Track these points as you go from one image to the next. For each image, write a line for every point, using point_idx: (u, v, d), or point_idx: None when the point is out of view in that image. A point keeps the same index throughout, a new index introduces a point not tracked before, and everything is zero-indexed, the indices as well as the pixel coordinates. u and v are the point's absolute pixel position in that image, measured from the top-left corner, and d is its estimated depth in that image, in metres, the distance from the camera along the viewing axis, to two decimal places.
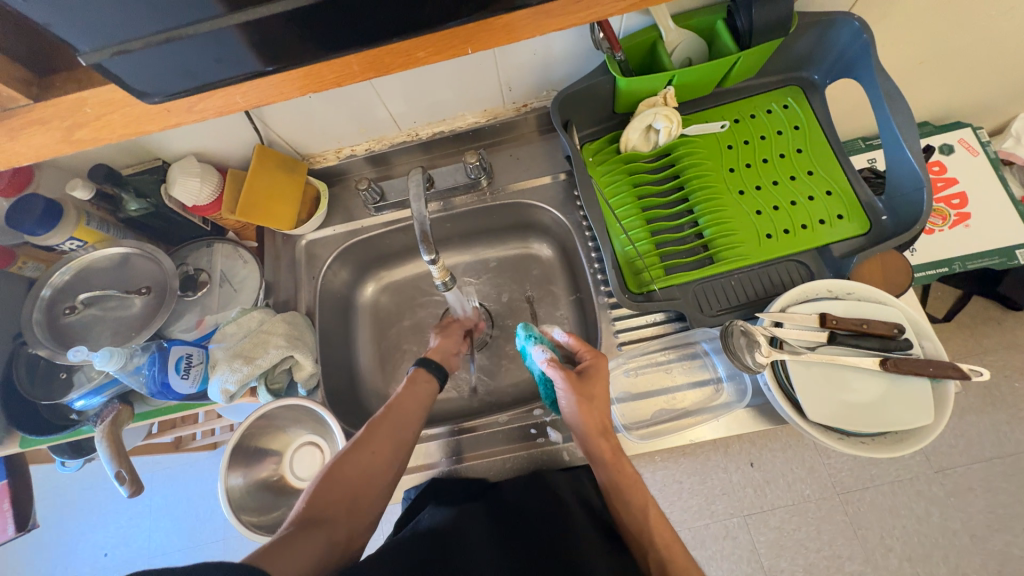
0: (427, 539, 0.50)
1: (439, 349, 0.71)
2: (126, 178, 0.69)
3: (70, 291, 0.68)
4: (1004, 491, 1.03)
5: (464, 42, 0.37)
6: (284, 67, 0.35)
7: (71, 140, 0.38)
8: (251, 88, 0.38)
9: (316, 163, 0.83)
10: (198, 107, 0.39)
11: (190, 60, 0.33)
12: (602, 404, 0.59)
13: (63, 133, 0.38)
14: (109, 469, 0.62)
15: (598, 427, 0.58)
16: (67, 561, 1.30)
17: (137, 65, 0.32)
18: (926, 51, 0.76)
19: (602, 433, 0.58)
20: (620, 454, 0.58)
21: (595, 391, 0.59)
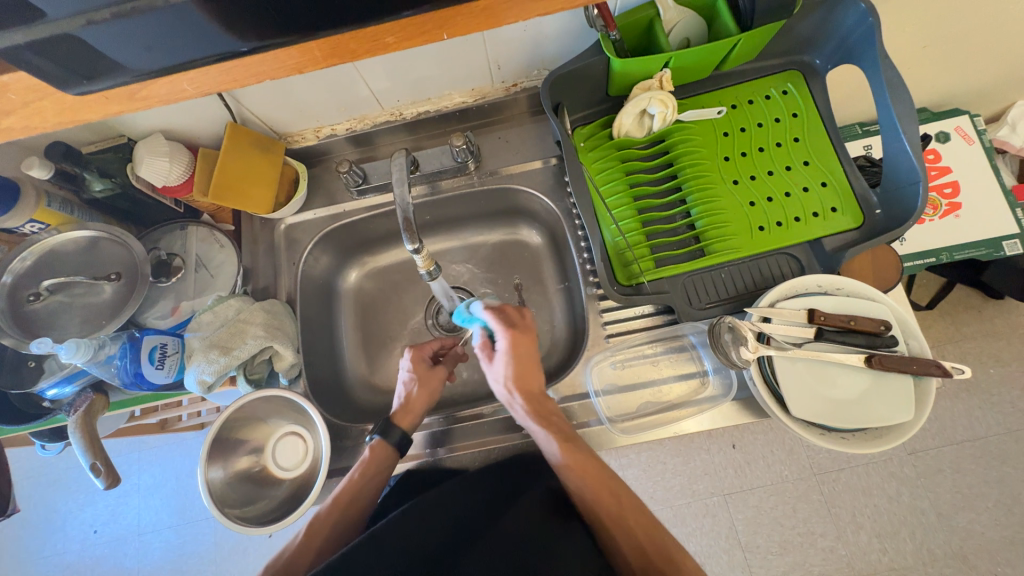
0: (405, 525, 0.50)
1: (410, 413, 0.64)
2: (87, 157, 0.64)
3: (33, 276, 0.64)
4: (972, 473, 1.07)
5: (438, 28, 0.33)
6: (247, 52, 0.32)
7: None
8: (198, 75, 0.33)
9: (294, 142, 0.79)
10: (141, 94, 0.34)
11: (125, 47, 0.29)
12: (526, 374, 0.59)
13: None
14: (84, 461, 0.61)
15: (529, 398, 0.59)
16: (55, 538, 1.30)
17: (50, 54, 0.28)
18: (931, 34, 0.73)
19: (535, 403, 0.59)
20: (552, 418, 0.59)
21: (520, 365, 0.59)
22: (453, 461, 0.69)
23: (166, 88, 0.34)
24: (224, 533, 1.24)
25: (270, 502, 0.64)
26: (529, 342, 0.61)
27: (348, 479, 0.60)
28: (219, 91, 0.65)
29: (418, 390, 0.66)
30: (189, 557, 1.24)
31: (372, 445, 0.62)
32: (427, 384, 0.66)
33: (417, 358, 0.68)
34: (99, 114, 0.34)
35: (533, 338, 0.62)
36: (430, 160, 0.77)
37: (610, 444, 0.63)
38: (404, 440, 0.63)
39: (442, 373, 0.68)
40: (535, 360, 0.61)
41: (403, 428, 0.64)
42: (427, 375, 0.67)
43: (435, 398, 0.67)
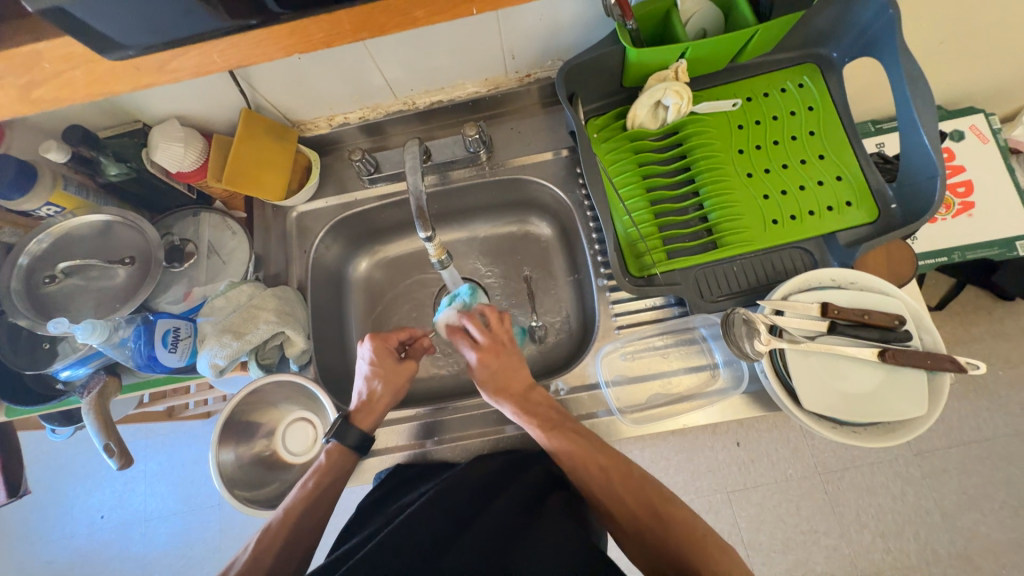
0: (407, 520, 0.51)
1: (369, 412, 0.62)
2: (104, 141, 0.65)
3: (49, 259, 0.65)
4: (978, 474, 1.07)
5: (468, 1, 0.34)
6: (272, 21, 0.32)
7: (28, 99, 0.34)
8: (230, 46, 0.34)
9: (307, 130, 0.79)
10: (172, 64, 0.35)
11: (161, 11, 0.29)
12: (504, 377, 0.62)
13: (19, 91, 0.33)
14: (98, 442, 0.61)
15: (511, 396, 0.61)
16: (63, 522, 1.31)
17: (90, 16, 0.28)
18: (949, 29, 0.72)
19: (520, 398, 0.61)
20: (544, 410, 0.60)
21: (493, 371, 0.62)
22: (451, 452, 0.68)
23: (195, 59, 0.35)
24: (228, 521, 1.25)
25: (280, 486, 0.65)
26: (502, 351, 0.63)
27: (301, 488, 0.57)
28: (235, 77, 0.65)
29: (382, 387, 0.62)
30: (195, 544, 1.25)
31: (328, 449, 0.60)
32: (392, 381, 0.63)
33: (381, 350, 0.64)
34: (130, 86, 0.36)
35: (505, 347, 0.64)
36: (442, 150, 0.77)
37: (620, 434, 0.63)
38: (365, 443, 0.60)
39: (409, 368, 0.64)
40: (514, 362, 0.63)
41: (362, 428, 0.61)
42: (392, 370, 0.63)
43: (400, 394, 0.63)
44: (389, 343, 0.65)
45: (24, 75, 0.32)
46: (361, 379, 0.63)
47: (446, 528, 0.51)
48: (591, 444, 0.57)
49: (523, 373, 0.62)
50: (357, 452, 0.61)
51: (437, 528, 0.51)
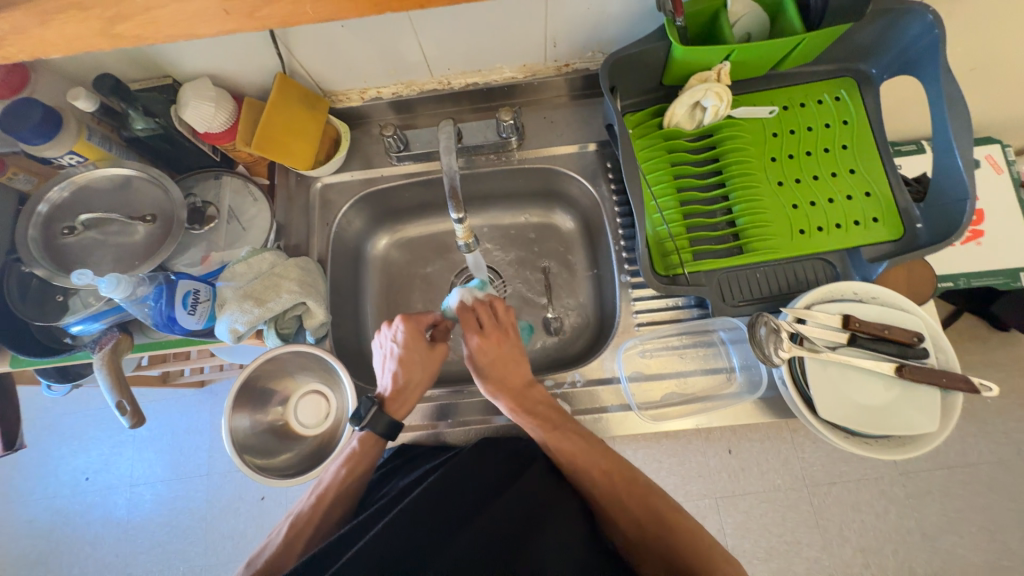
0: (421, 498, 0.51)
1: (404, 395, 0.62)
2: (134, 94, 0.63)
3: (68, 210, 0.64)
4: (960, 497, 1.09)
5: None
6: None
7: (110, 33, 0.34)
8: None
9: (338, 102, 0.78)
10: (260, 13, 0.35)
11: None
12: (502, 368, 0.61)
13: (102, 25, 0.33)
14: (109, 399, 0.61)
15: (509, 390, 0.60)
16: (46, 481, 1.30)
17: None
18: (984, 55, 0.73)
19: (517, 394, 0.60)
20: (545, 404, 0.60)
21: (490, 361, 0.61)
22: (460, 433, 0.68)
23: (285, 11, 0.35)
24: (216, 491, 1.24)
25: (290, 456, 0.65)
26: (503, 340, 0.62)
27: (333, 474, 0.58)
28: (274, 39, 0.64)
29: (419, 373, 0.62)
30: (180, 513, 1.24)
31: (360, 437, 0.60)
32: (428, 366, 0.63)
33: (414, 333, 0.63)
34: (212, 31, 0.36)
35: (509, 334, 0.63)
36: (474, 134, 0.77)
37: (633, 430, 0.64)
38: (394, 429, 0.59)
39: (442, 352, 0.64)
40: (514, 354, 0.62)
41: (395, 416, 0.61)
42: (427, 354, 0.63)
43: (435, 378, 0.64)
44: (420, 326, 0.64)
45: (112, 8, 0.32)
46: (393, 364, 0.62)
47: (458, 510, 0.51)
48: (591, 445, 0.57)
49: (522, 367, 0.62)
50: (386, 437, 0.60)
51: (450, 507, 0.50)
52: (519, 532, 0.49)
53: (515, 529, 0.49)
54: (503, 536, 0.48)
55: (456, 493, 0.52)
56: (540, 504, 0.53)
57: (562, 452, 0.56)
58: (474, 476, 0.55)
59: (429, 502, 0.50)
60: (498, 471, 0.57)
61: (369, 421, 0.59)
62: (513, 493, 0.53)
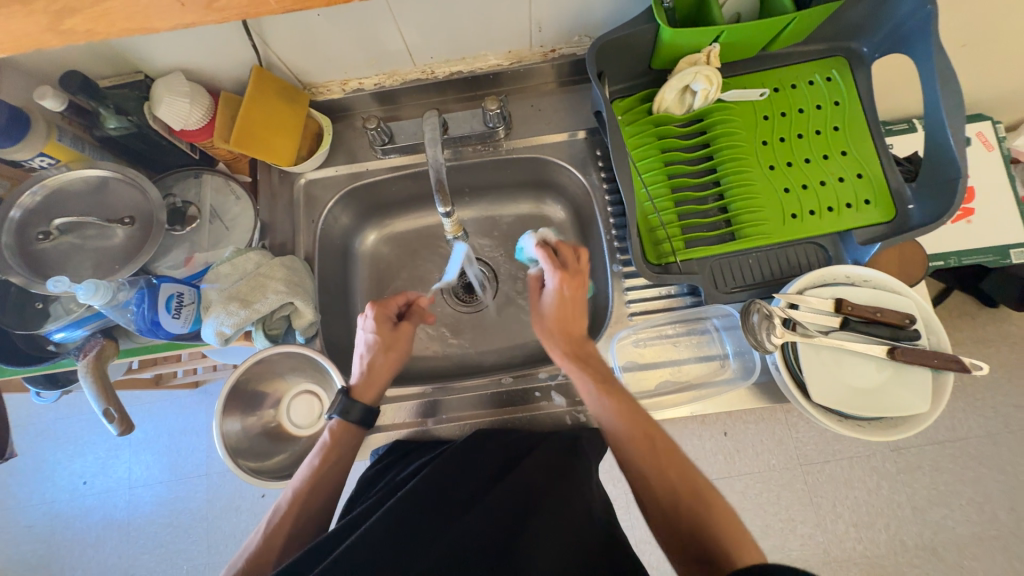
0: (415, 495, 0.51)
1: (371, 379, 0.62)
2: (104, 91, 0.61)
3: (42, 214, 0.61)
4: (949, 471, 1.11)
5: None
6: None
7: (58, 30, 0.31)
8: None
9: (318, 95, 0.75)
10: (219, 3, 0.32)
11: None
12: (568, 315, 0.63)
13: (48, 20, 0.31)
14: (96, 406, 0.60)
15: (568, 338, 0.62)
16: (43, 487, 1.29)
17: None
18: (973, 31, 0.72)
19: (573, 343, 0.62)
20: (599, 367, 0.60)
21: (564, 299, 0.62)
22: (454, 428, 0.68)
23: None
24: (216, 490, 1.24)
25: (285, 458, 0.65)
26: (576, 282, 0.63)
27: (308, 466, 0.57)
28: (247, 31, 0.62)
29: (387, 353, 0.62)
30: (180, 513, 1.24)
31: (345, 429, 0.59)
32: (396, 346, 0.63)
33: (380, 315, 0.64)
34: (169, 24, 0.33)
35: (583, 277, 0.64)
36: (460, 124, 0.75)
37: None
38: (366, 414, 0.60)
39: (411, 333, 0.65)
40: (577, 302, 0.63)
41: (365, 400, 0.61)
42: (397, 332, 0.64)
43: (405, 359, 0.64)
44: (388, 309, 0.65)
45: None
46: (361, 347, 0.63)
47: (450, 506, 0.51)
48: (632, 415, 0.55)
49: (582, 322, 0.63)
50: (364, 425, 0.61)
51: (443, 503, 0.51)
52: (513, 522, 0.49)
53: (510, 520, 0.49)
54: (496, 528, 0.48)
55: (449, 491, 0.52)
56: (534, 492, 0.53)
57: (607, 413, 0.55)
58: (468, 473, 0.55)
59: (421, 502, 0.50)
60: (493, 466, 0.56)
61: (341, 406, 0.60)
62: (507, 488, 0.53)
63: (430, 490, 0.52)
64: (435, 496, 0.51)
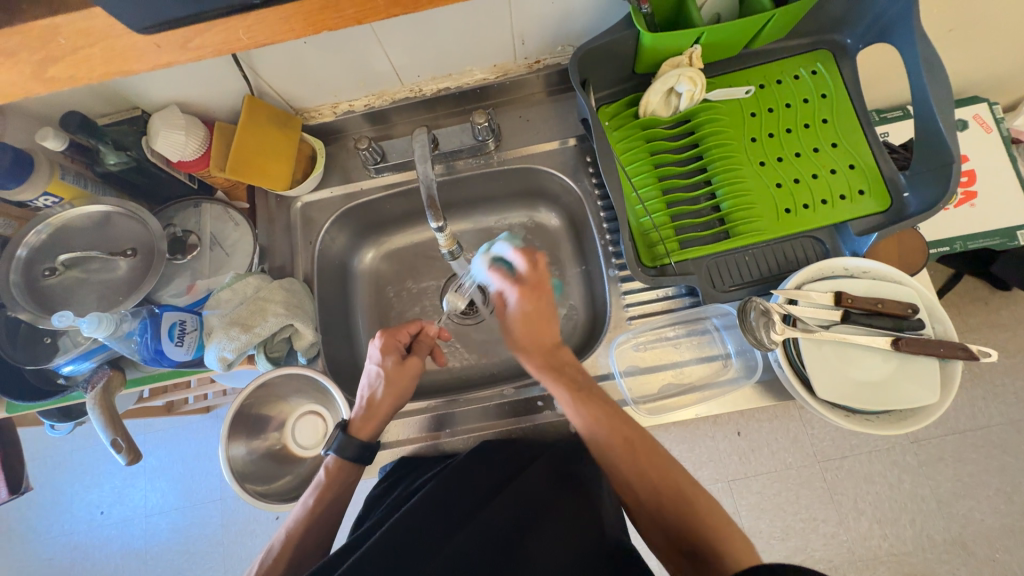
0: (421, 507, 0.50)
1: (367, 415, 0.61)
2: (102, 129, 0.63)
3: (48, 251, 0.63)
4: (973, 461, 1.08)
5: None
6: None
7: (43, 78, 0.33)
8: (257, 21, 0.34)
9: (311, 119, 0.77)
10: (194, 43, 0.34)
11: None
12: (536, 325, 0.60)
13: (33, 69, 0.32)
14: (104, 437, 0.60)
15: (538, 349, 0.60)
16: (62, 519, 1.30)
17: None
18: (957, 16, 0.72)
19: (545, 353, 0.60)
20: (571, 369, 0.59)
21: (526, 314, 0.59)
22: (459, 441, 0.67)
23: (220, 37, 0.34)
24: (230, 515, 1.24)
25: (292, 479, 0.66)
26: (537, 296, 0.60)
27: (302, 507, 0.57)
28: (238, 62, 0.64)
29: (385, 390, 0.61)
30: (196, 539, 1.24)
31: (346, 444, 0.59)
32: (395, 383, 0.61)
33: (387, 346, 0.63)
34: (150, 63, 0.34)
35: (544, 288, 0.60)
36: (450, 139, 0.76)
37: (634, 425, 0.63)
38: (366, 453, 0.60)
39: (415, 367, 0.63)
40: (545, 312, 0.60)
41: (360, 437, 0.60)
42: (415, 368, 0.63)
43: (406, 395, 0.62)
44: (396, 339, 0.64)
45: (38, 50, 0.31)
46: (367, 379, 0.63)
47: (456, 517, 0.50)
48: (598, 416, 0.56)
49: (554, 327, 0.60)
50: (361, 463, 0.60)
51: (447, 514, 0.50)
52: (515, 529, 0.49)
53: (512, 529, 0.49)
54: (498, 538, 0.48)
55: (453, 502, 0.52)
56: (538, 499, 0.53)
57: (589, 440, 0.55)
58: (473, 483, 0.55)
59: (426, 514, 0.50)
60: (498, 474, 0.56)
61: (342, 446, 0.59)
62: (509, 497, 0.52)
63: (434, 502, 0.51)
64: (440, 508, 0.51)
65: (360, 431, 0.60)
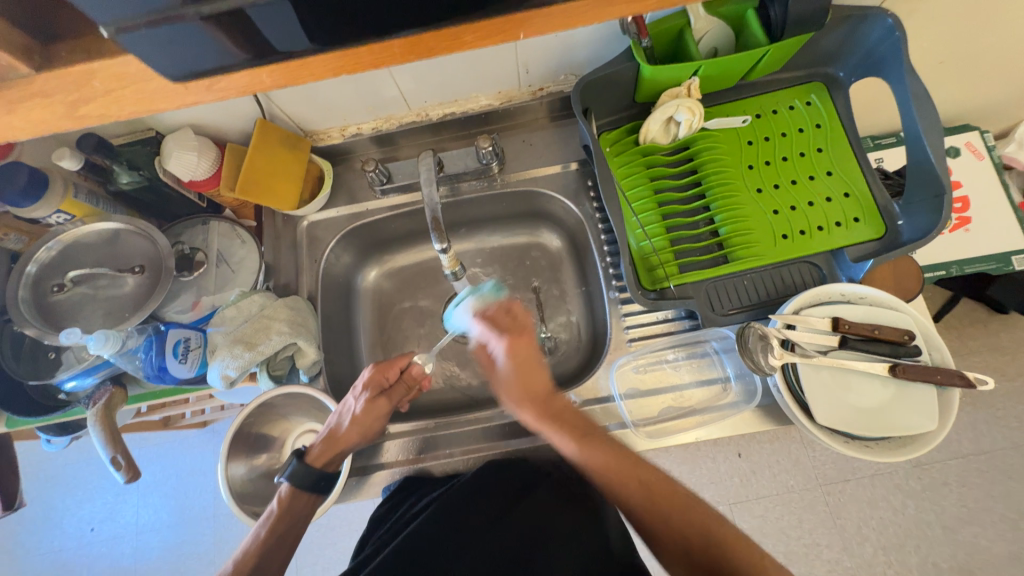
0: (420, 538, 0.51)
1: (327, 440, 0.61)
2: (118, 149, 0.65)
3: (58, 267, 0.64)
4: (977, 486, 1.07)
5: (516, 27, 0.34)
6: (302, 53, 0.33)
7: (74, 116, 0.33)
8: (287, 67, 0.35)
9: (320, 140, 0.79)
10: (219, 85, 0.34)
11: (197, 38, 0.30)
12: (527, 373, 0.58)
13: (65, 109, 0.33)
14: (104, 454, 0.61)
15: (533, 400, 0.57)
16: (52, 534, 1.28)
17: (155, 45, 0.29)
18: (945, 51, 0.74)
19: (540, 402, 0.57)
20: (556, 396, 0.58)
21: (518, 365, 0.59)
22: (458, 462, 0.66)
23: (246, 80, 0.35)
24: (225, 532, 1.23)
25: None
26: (524, 341, 0.60)
27: (254, 536, 0.55)
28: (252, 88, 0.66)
29: (353, 428, 0.62)
30: (188, 558, 1.22)
31: (313, 459, 0.60)
32: (363, 425, 0.62)
33: (373, 382, 0.64)
34: (176, 103, 0.35)
35: (529, 334, 0.61)
36: (455, 162, 0.77)
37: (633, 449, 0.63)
38: (321, 482, 0.59)
39: (384, 409, 0.63)
40: (532, 357, 0.59)
41: (314, 464, 0.60)
42: (383, 409, 0.64)
43: (370, 439, 0.63)
44: (384, 374, 0.66)
45: (73, 92, 0.32)
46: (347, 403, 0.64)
47: (456, 541, 0.50)
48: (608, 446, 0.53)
49: (543, 375, 0.58)
50: (320, 494, 0.60)
51: (449, 541, 0.51)
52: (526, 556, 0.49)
53: (520, 551, 0.49)
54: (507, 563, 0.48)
55: (456, 526, 0.52)
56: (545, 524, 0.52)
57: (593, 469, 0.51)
58: (481, 501, 0.55)
59: (428, 541, 0.50)
60: (504, 493, 0.56)
61: (296, 475, 0.59)
62: (517, 521, 0.52)
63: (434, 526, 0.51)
64: (439, 531, 0.51)
65: (314, 455, 0.61)
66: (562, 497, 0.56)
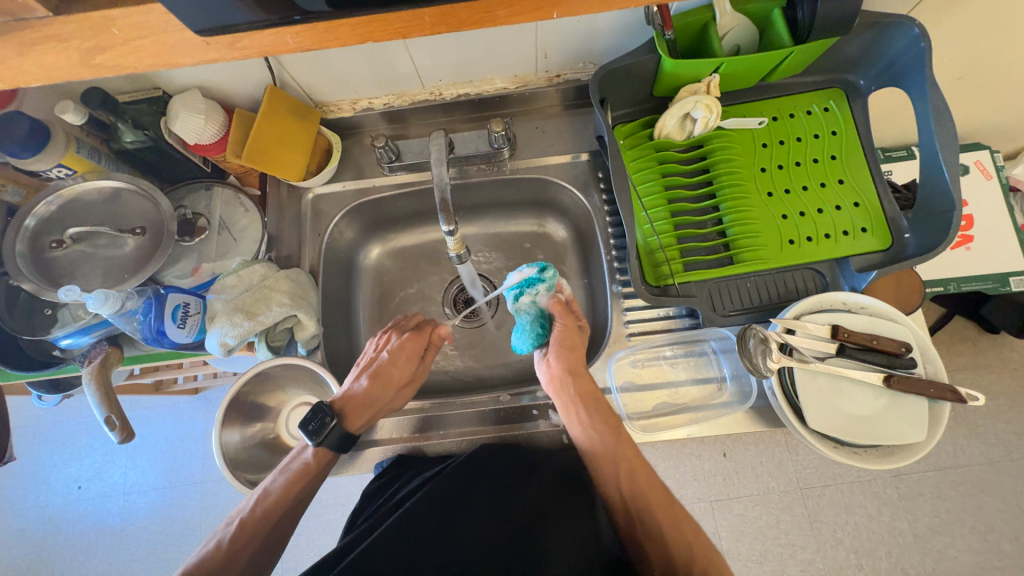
0: (415, 514, 0.51)
1: (369, 399, 0.62)
2: (123, 106, 0.63)
3: (57, 223, 0.63)
4: (952, 499, 1.09)
5: (551, 6, 0.33)
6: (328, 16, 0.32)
7: (89, 65, 0.32)
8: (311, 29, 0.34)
9: (329, 112, 0.78)
10: (239, 44, 0.34)
11: None
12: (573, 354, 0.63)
13: (80, 55, 0.32)
14: (98, 413, 0.60)
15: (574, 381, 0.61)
16: (38, 489, 1.29)
17: None
18: (966, 66, 0.73)
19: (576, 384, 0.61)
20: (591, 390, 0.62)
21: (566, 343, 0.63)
22: (451, 444, 0.67)
23: (267, 40, 0.34)
24: (211, 498, 1.24)
25: None
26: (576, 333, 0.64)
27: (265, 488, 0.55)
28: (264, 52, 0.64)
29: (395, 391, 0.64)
30: (174, 521, 1.23)
31: (351, 424, 0.60)
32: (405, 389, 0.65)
33: (411, 349, 0.66)
34: (194, 59, 0.34)
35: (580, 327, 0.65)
36: (465, 145, 0.77)
37: None
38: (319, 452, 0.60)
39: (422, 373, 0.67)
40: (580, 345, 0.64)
41: (353, 426, 0.60)
42: (421, 374, 0.67)
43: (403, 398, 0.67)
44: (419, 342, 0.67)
45: (89, 39, 0.31)
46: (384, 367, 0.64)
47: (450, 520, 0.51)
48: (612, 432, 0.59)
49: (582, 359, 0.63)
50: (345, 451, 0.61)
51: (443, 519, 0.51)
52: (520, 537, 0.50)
53: (514, 533, 0.50)
54: (501, 543, 0.49)
55: (451, 505, 0.52)
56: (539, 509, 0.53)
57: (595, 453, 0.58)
58: (477, 482, 0.55)
59: (422, 519, 0.51)
60: (500, 477, 0.57)
61: (330, 437, 0.58)
62: (511, 505, 0.53)
63: (430, 504, 0.52)
64: (434, 508, 0.52)
65: (353, 417, 0.61)
66: (556, 483, 0.57)
